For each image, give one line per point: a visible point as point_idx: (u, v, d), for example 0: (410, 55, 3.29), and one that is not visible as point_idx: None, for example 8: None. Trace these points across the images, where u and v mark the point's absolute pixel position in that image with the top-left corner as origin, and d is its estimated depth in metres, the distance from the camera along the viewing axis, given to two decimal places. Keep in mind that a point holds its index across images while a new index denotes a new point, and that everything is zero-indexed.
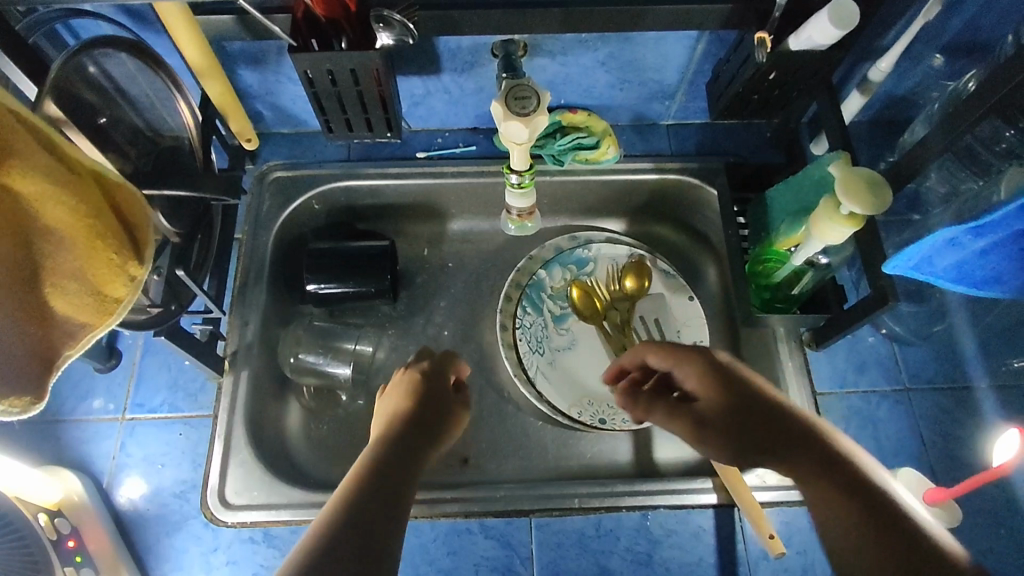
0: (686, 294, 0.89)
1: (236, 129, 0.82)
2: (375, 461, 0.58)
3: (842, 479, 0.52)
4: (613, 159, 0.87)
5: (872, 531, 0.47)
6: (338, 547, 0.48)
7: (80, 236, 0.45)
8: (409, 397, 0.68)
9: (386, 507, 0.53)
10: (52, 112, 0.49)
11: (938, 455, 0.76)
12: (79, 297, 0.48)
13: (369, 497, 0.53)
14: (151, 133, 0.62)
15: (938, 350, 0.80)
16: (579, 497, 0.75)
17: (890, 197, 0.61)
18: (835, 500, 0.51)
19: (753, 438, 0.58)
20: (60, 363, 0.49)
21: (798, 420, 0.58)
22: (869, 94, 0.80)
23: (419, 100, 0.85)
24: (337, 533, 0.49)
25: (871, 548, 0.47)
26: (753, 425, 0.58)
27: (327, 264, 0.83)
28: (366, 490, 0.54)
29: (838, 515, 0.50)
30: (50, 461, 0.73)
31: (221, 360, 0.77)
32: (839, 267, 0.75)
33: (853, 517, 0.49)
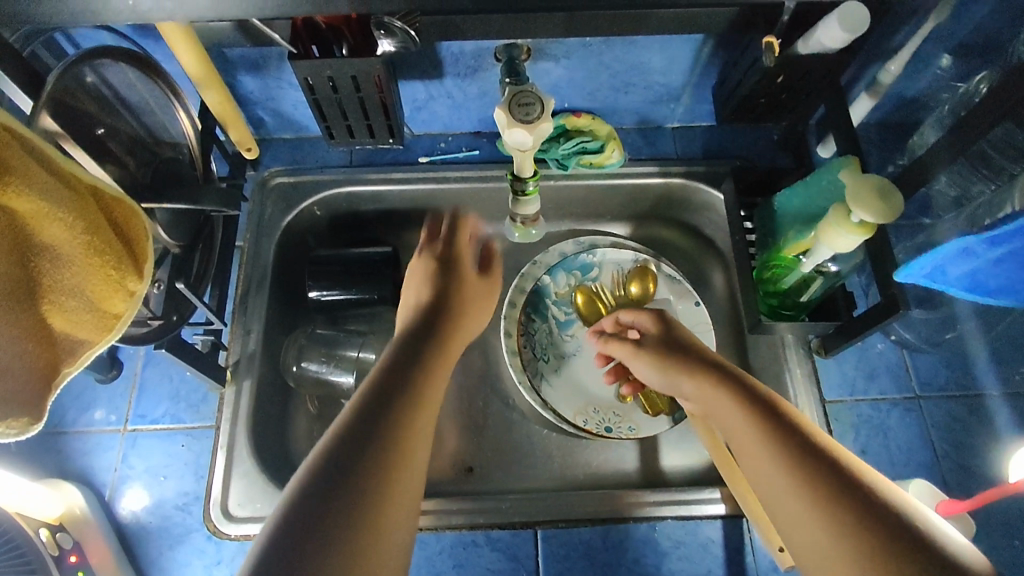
0: (692, 299, 0.88)
1: (236, 137, 0.83)
2: (402, 345, 0.61)
3: (796, 434, 0.53)
4: (617, 163, 0.86)
5: (817, 479, 0.49)
6: (373, 412, 0.51)
7: (78, 253, 0.44)
8: (430, 276, 0.70)
9: (415, 371, 0.57)
10: (48, 125, 0.49)
11: (949, 464, 0.75)
12: (75, 315, 0.47)
13: (399, 373, 0.56)
14: (150, 144, 0.62)
15: (949, 357, 0.79)
16: (586, 508, 0.74)
17: (902, 204, 0.60)
18: (800, 473, 0.50)
19: (724, 412, 0.59)
20: (58, 382, 0.48)
21: (770, 398, 0.58)
22: (878, 97, 0.79)
23: (422, 105, 0.84)
24: (379, 392, 0.53)
25: (814, 497, 0.49)
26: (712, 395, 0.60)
27: (330, 271, 0.83)
28: (396, 366, 0.57)
29: (786, 462, 0.51)
30: (52, 474, 0.72)
31: (223, 370, 0.76)
32: (849, 274, 0.73)
33: (800, 463, 0.51)
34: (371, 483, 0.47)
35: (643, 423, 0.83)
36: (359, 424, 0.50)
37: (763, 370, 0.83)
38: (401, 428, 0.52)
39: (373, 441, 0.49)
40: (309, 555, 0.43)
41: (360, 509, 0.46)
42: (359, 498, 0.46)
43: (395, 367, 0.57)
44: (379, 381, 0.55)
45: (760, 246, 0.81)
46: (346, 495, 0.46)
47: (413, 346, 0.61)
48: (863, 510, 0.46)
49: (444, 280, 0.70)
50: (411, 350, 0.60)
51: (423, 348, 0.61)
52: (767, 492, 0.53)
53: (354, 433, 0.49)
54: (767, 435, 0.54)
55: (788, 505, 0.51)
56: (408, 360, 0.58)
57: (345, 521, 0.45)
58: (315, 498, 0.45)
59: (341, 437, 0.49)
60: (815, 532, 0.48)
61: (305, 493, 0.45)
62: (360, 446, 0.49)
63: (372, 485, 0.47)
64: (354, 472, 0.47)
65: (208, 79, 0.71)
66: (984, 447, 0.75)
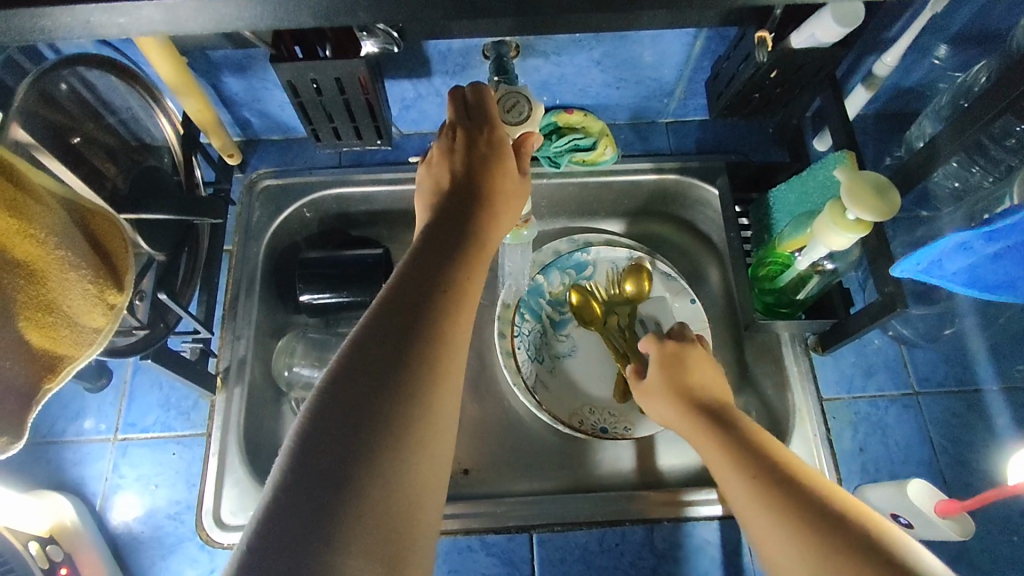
0: (688, 297, 0.87)
1: (217, 144, 0.81)
2: (424, 257, 0.50)
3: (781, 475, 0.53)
4: (610, 160, 0.85)
5: (783, 503, 0.50)
6: (393, 327, 0.45)
7: (53, 271, 0.44)
8: (460, 177, 0.58)
9: (440, 291, 0.47)
10: (20, 135, 0.48)
11: (948, 461, 0.74)
12: (53, 328, 0.46)
13: (420, 287, 0.47)
14: (133, 154, 0.61)
15: (947, 353, 0.78)
16: (583, 511, 0.73)
17: (899, 201, 0.59)
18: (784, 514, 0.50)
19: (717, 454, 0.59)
20: (40, 398, 0.47)
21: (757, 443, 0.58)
22: (875, 89, 0.77)
23: (411, 104, 0.82)
24: (406, 282, 0.48)
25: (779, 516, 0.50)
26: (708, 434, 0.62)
27: (321, 274, 0.81)
28: (422, 282, 0.48)
29: (757, 490, 0.53)
30: (42, 485, 0.72)
31: (213, 377, 0.75)
32: (847, 272, 0.72)
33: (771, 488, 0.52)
34: (406, 400, 0.42)
35: (639, 422, 0.82)
36: (384, 332, 0.44)
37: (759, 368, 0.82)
38: (432, 340, 0.45)
39: (404, 351, 0.44)
40: (335, 492, 0.39)
41: (393, 420, 0.41)
42: (393, 405, 0.42)
43: (417, 279, 0.48)
44: (403, 293, 0.47)
45: (756, 241, 0.80)
46: (377, 410, 0.41)
47: (440, 248, 0.51)
48: (835, 530, 0.47)
49: (473, 187, 0.57)
50: (434, 267, 0.49)
51: (448, 259, 0.50)
52: (742, 519, 0.54)
53: (380, 341, 0.44)
54: (743, 464, 0.56)
55: (762, 529, 0.51)
56: (428, 278, 0.48)
57: (377, 445, 0.40)
58: (344, 408, 0.41)
59: (367, 342, 0.44)
60: (788, 552, 0.48)
61: (331, 411, 0.41)
62: (391, 360, 0.43)
63: (405, 410, 0.42)
64: (387, 381, 0.42)
65: (185, 89, 0.68)
66: (984, 443, 0.74)
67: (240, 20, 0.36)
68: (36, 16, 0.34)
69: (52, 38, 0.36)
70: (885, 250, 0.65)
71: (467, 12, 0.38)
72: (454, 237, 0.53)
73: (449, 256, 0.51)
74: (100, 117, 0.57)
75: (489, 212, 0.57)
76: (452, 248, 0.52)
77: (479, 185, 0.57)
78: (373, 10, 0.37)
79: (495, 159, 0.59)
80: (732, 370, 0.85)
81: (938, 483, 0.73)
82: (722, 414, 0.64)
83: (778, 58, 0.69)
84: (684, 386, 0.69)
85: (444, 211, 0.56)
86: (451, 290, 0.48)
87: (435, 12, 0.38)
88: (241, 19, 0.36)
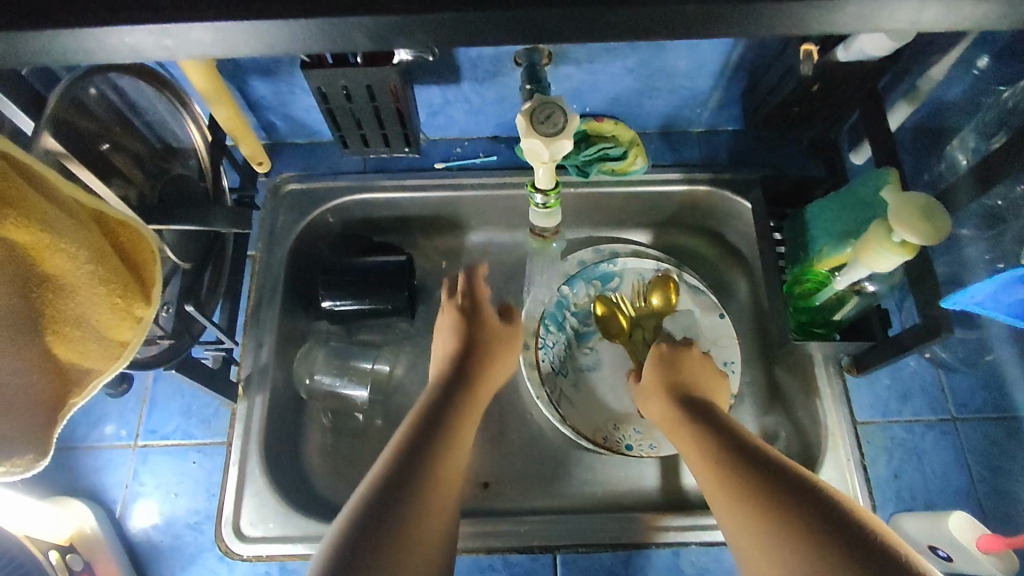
0: (717, 312, 0.85)
1: (248, 152, 0.80)
2: (420, 415, 0.59)
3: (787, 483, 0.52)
4: (641, 169, 0.83)
5: (771, 507, 0.51)
6: (397, 473, 0.52)
7: (82, 285, 0.43)
8: (451, 351, 0.68)
9: (444, 421, 0.59)
10: (51, 145, 0.47)
11: (987, 490, 0.72)
12: (82, 343, 0.45)
13: (418, 439, 0.56)
14: (156, 158, 0.60)
15: (987, 378, 0.76)
16: (607, 532, 0.72)
17: (948, 225, 0.56)
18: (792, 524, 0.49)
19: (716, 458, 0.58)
20: (64, 413, 0.46)
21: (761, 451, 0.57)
22: (918, 103, 0.74)
23: (438, 110, 0.81)
24: (427, 410, 0.60)
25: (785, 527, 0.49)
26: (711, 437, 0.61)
27: (344, 281, 0.80)
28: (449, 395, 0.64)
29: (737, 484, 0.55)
30: (63, 490, 0.71)
31: (234, 385, 0.75)
32: (886, 295, 0.70)
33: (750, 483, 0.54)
34: (416, 506, 0.51)
35: (665, 440, 0.80)
36: (389, 479, 0.52)
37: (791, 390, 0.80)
38: (425, 485, 0.53)
39: (403, 490, 0.51)
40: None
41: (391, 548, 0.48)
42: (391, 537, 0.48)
43: (416, 435, 0.56)
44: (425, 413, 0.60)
45: (789, 258, 0.78)
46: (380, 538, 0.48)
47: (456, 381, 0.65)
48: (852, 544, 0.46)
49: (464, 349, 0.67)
50: (434, 412, 0.60)
51: (440, 415, 0.59)
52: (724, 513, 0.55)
53: (397, 456, 0.54)
54: (723, 458, 0.57)
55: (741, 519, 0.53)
56: (424, 431, 0.57)
57: (389, 543, 0.48)
58: (354, 538, 0.47)
59: (376, 487, 0.51)
60: (768, 545, 0.49)
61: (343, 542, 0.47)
62: (392, 496, 0.50)
63: (412, 511, 0.50)
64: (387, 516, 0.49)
65: (216, 97, 0.67)
66: None
67: (293, 42, 0.35)
68: (81, 37, 0.33)
69: (93, 58, 0.35)
70: (930, 273, 0.62)
71: (524, 36, 0.36)
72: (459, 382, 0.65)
73: (444, 406, 0.61)
74: (126, 121, 0.56)
75: (484, 364, 0.68)
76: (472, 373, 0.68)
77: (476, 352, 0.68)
78: (431, 33, 0.35)
79: (484, 330, 0.70)
80: (762, 389, 0.83)
81: (977, 513, 0.71)
82: (704, 408, 0.65)
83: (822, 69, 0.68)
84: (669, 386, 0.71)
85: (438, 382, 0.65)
86: (440, 437, 0.57)
87: (495, 37, 0.36)
88: (291, 41, 0.34)
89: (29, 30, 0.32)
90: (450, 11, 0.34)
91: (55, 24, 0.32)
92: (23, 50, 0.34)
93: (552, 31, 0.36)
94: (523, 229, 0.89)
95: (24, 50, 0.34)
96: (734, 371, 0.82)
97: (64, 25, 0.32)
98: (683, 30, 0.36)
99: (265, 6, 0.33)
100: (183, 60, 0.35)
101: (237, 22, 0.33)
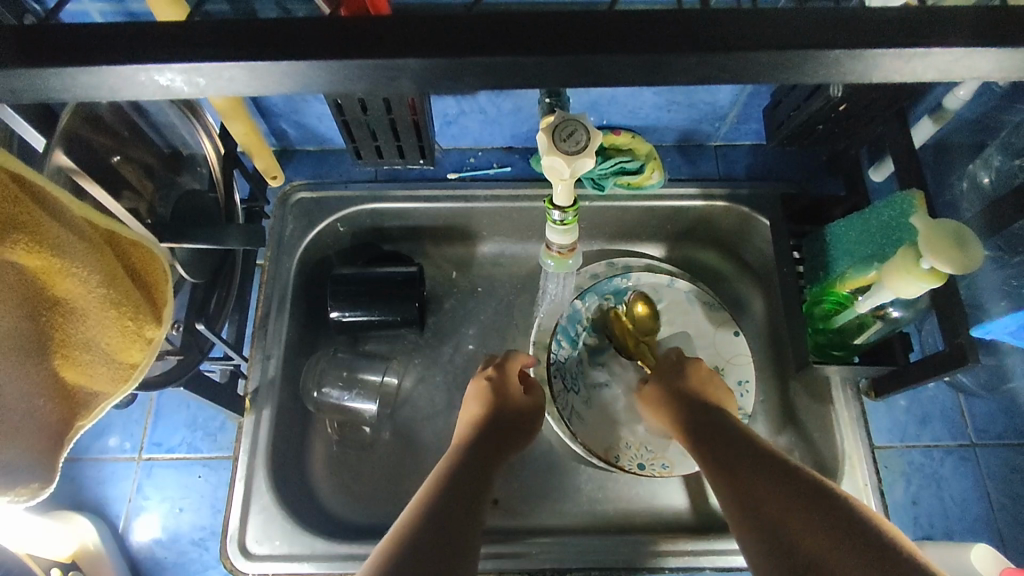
0: (732, 329, 0.83)
1: (262, 166, 0.78)
2: (441, 478, 0.63)
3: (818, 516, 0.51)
4: (657, 184, 0.80)
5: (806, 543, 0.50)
6: (420, 531, 0.55)
7: (93, 308, 0.42)
8: (476, 421, 0.71)
9: (459, 481, 0.62)
10: (62, 162, 0.46)
11: (1006, 518, 0.72)
12: (90, 366, 0.44)
13: (438, 500, 0.59)
14: (167, 168, 0.58)
15: (1006, 404, 0.75)
16: (620, 556, 0.71)
17: (981, 254, 0.54)
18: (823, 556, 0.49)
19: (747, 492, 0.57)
20: (71, 436, 0.45)
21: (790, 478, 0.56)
22: (943, 123, 0.73)
23: (452, 120, 0.79)
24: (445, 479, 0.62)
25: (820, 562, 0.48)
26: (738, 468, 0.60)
27: (354, 292, 0.79)
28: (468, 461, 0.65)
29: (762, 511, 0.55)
30: (65, 503, 0.71)
31: (241, 399, 0.73)
32: (909, 321, 0.68)
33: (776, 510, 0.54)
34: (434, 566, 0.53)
35: (678, 460, 0.78)
36: (413, 535, 0.55)
37: (806, 410, 0.78)
38: (444, 541, 0.55)
39: (423, 547, 0.54)
40: None
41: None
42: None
43: (438, 499, 0.59)
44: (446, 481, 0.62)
45: (809, 278, 0.77)
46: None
47: (474, 451, 0.67)
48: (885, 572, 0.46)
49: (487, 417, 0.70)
50: (456, 475, 0.63)
51: (458, 480, 0.62)
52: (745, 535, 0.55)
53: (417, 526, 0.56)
54: (746, 487, 0.58)
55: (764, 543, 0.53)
56: (444, 494, 0.60)
57: None
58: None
59: (398, 545, 0.53)
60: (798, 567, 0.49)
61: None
62: (413, 552, 0.53)
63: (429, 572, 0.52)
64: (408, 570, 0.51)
65: (231, 112, 0.65)
66: None
67: (331, 82, 0.31)
68: (103, 73, 0.30)
69: (107, 93, 0.31)
70: (957, 302, 0.61)
71: (570, 80, 0.31)
72: (476, 450, 0.67)
73: (462, 470, 0.64)
74: (138, 130, 0.55)
75: (506, 440, 0.70)
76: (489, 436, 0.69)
77: (500, 432, 0.70)
78: (478, 76, 0.31)
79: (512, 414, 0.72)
80: (776, 408, 0.81)
81: (995, 542, 0.71)
82: (721, 428, 0.66)
83: (849, 90, 0.68)
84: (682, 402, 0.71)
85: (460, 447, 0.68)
86: (456, 496, 0.60)
87: (538, 83, 0.32)
88: (326, 81, 0.31)
89: (46, 67, 0.29)
90: (499, 56, 0.30)
91: (75, 61, 0.29)
92: (36, 84, 0.30)
93: (605, 73, 0.31)
94: (535, 241, 0.86)
95: (35, 83, 0.30)
96: (748, 391, 0.80)
97: (84, 62, 0.29)
98: (751, 80, 0.31)
99: (300, 42, 0.30)
100: (213, 98, 0.31)
101: (272, 62, 0.30)
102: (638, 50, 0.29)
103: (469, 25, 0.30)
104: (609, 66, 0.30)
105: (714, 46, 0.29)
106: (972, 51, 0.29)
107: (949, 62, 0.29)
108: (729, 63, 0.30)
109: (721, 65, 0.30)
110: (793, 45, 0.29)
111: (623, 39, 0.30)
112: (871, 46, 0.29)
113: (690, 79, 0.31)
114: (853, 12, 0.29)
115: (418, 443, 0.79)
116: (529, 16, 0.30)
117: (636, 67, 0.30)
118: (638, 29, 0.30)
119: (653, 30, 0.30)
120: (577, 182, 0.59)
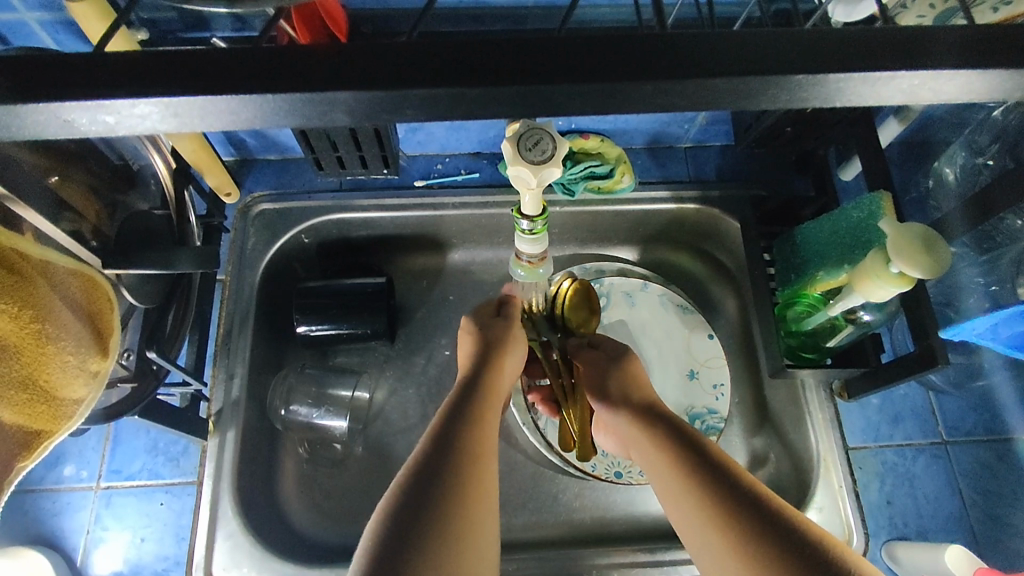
0: (705, 331, 0.83)
1: (213, 182, 0.75)
2: (451, 402, 0.56)
3: (748, 498, 0.48)
4: (627, 188, 0.79)
5: (739, 524, 0.46)
6: (435, 463, 0.49)
7: (26, 343, 0.44)
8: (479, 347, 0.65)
9: (468, 408, 0.56)
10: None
11: (978, 515, 0.72)
12: (30, 405, 0.45)
13: (452, 427, 0.53)
14: (112, 189, 0.56)
15: (976, 401, 0.76)
16: (598, 567, 0.71)
17: (949, 256, 0.54)
18: (751, 540, 0.45)
19: (679, 469, 0.52)
20: (12, 477, 0.45)
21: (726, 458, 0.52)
22: (907, 122, 0.71)
23: (417, 127, 0.78)
24: (451, 408, 0.55)
25: (748, 550, 0.45)
26: (671, 443, 0.55)
27: (319, 306, 0.76)
28: (471, 393, 0.58)
29: (706, 516, 0.48)
30: (19, 538, 0.68)
31: (204, 422, 0.71)
32: (881, 324, 0.68)
33: (726, 517, 0.47)
34: (445, 503, 0.46)
35: None
36: (422, 480, 0.48)
37: (781, 410, 0.78)
38: (458, 485, 0.48)
39: (448, 476, 0.48)
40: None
41: (444, 539, 0.45)
42: (440, 525, 0.45)
43: (451, 430, 0.52)
44: (447, 412, 0.55)
45: (780, 280, 0.76)
46: (429, 522, 0.45)
47: (474, 382, 0.60)
48: (815, 556, 0.43)
49: (494, 348, 0.64)
50: (458, 409, 0.55)
51: (469, 411, 0.56)
52: (690, 541, 0.50)
53: (426, 461, 0.49)
54: (681, 459, 0.53)
55: (707, 549, 0.48)
56: (456, 422, 0.53)
57: (419, 546, 0.44)
58: (393, 540, 0.44)
59: (412, 484, 0.47)
60: (734, 549, 0.46)
61: (388, 533, 0.44)
62: (425, 492, 0.47)
63: (441, 513, 0.46)
64: (429, 509, 0.46)
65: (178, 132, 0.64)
66: (1016, 498, 0.72)
67: (258, 120, 0.29)
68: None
69: (7, 130, 0.28)
70: (923, 304, 0.61)
71: (525, 109, 0.30)
72: (474, 380, 0.60)
73: (468, 397, 0.57)
74: (87, 145, 0.53)
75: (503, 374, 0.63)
76: (488, 368, 0.62)
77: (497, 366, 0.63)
78: (422, 106, 0.29)
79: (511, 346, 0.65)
80: (752, 411, 0.80)
81: (968, 540, 0.71)
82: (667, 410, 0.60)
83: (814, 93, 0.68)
84: (618, 391, 0.64)
85: (462, 372, 0.62)
86: (470, 424, 0.54)
87: (494, 113, 0.30)
88: (256, 119, 0.29)
89: None
90: (444, 87, 0.28)
91: None
92: None
93: (558, 103, 0.29)
94: (506, 246, 0.85)
95: None
96: (722, 395, 0.80)
97: None
98: (716, 105, 0.30)
99: (225, 71, 0.28)
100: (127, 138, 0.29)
101: (193, 97, 0.27)
102: (589, 77, 0.28)
103: (414, 52, 0.28)
104: (565, 96, 0.29)
105: (676, 71, 0.28)
106: (941, 74, 0.28)
107: (916, 86, 0.29)
108: (690, 89, 0.28)
109: (679, 91, 0.29)
110: (761, 71, 0.28)
111: (577, 68, 0.28)
112: (833, 69, 0.28)
113: (650, 108, 0.30)
114: (818, 35, 0.28)
115: (392, 458, 0.77)
116: (485, 41, 0.29)
117: (593, 94, 0.29)
118: (594, 54, 0.28)
119: (612, 53, 0.28)
120: (546, 191, 0.57)
